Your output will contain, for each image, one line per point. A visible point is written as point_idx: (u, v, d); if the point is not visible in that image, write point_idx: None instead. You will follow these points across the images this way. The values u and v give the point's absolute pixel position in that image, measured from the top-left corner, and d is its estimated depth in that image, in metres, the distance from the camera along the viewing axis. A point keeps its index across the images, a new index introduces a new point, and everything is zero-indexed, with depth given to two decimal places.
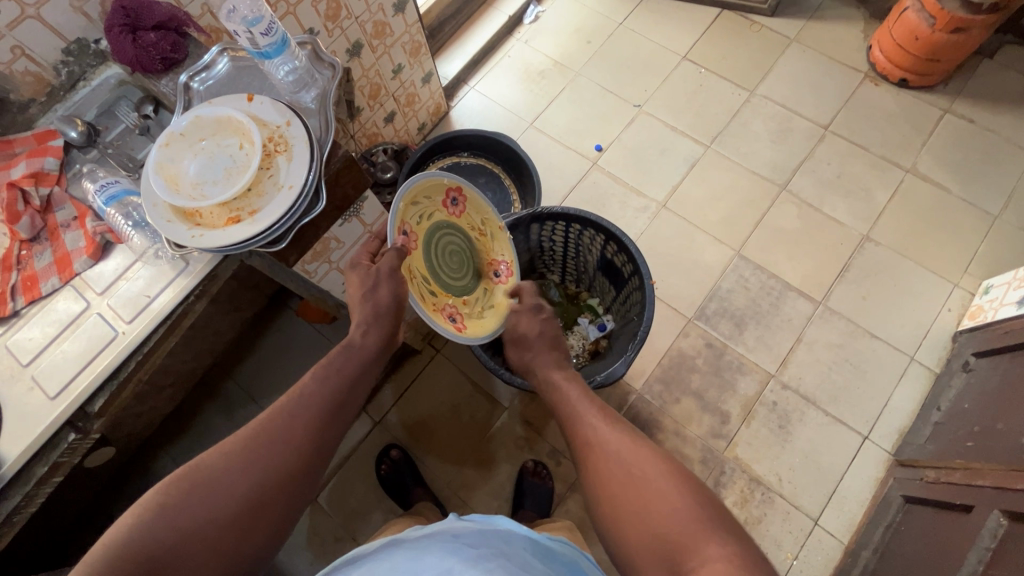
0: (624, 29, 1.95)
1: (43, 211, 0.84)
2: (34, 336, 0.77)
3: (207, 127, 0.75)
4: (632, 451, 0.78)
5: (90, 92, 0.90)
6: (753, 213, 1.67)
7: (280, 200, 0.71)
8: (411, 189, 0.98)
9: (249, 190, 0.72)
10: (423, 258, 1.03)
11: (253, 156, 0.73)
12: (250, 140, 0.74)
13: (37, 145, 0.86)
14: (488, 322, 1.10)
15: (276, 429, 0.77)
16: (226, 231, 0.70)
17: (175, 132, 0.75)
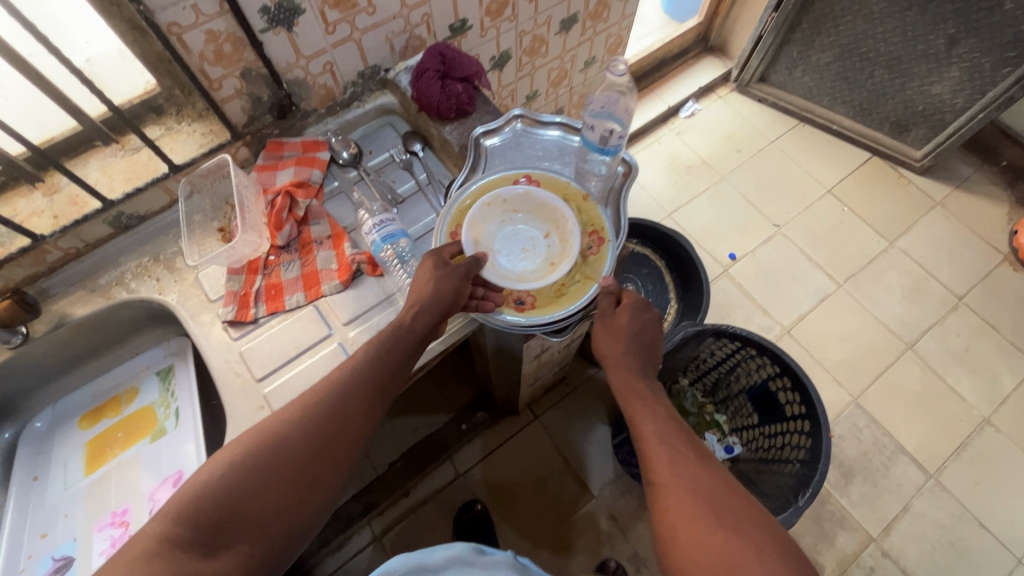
0: (774, 148, 1.99)
1: (299, 221, 0.82)
2: (272, 349, 0.74)
3: (531, 203, 0.75)
4: (700, 478, 0.58)
5: (361, 114, 0.91)
6: (876, 363, 1.65)
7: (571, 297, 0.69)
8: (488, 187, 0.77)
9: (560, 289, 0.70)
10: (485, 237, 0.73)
11: (560, 253, 0.72)
12: (563, 233, 0.73)
13: (303, 153, 0.85)
14: (564, 301, 0.69)
15: (305, 430, 0.59)
16: (504, 310, 0.68)
17: (500, 196, 0.75)
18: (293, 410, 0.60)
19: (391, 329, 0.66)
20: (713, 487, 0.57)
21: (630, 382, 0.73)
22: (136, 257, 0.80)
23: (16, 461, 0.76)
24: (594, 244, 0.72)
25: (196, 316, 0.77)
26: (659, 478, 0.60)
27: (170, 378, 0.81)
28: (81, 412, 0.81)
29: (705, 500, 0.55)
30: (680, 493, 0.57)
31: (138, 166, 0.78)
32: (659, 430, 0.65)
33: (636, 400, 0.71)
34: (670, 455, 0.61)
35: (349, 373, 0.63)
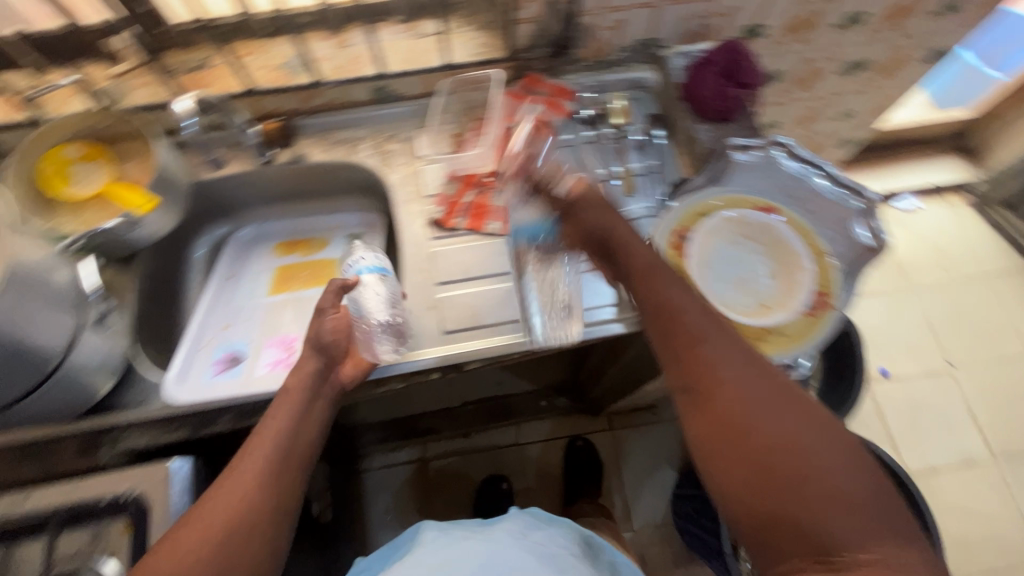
0: (987, 283, 1.73)
1: (526, 157, 0.84)
2: (460, 260, 0.78)
3: (762, 237, 0.68)
4: (801, 437, 0.45)
5: (619, 79, 0.90)
6: (999, 561, 1.41)
7: (763, 348, 0.63)
8: (723, 201, 0.70)
9: (758, 337, 0.63)
10: (705, 248, 0.67)
11: (778, 299, 0.65)
12: (783, 282, 0.66)
13: (553, 96, 0.86)
14: (761, 348, 0.63)
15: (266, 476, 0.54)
16: None
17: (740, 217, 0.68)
18: (237, 477, 0.53)
19: (299, 388, 0.61)
20: (843, 467, 0.44)
21: (689, 308, 0.54)
22: (376, 129, 0.87)
23: (222, 255, 0.87)
24: (818, 305, 0.64)
25: (404, 204, 0.82)
26: (729, 451, 0.46)
27: (357, 245, 0.89)
28: (279, 239, 0.91)
29: (835, 506, 0.42)
30: (778, 483, 0.43)
31: (416, 52, 0.83)
32: (700, 328, 0.52)
33: (689, 332, 0.52)
34: (763, 402, 0.47)
35: (276, 426, 0.58)
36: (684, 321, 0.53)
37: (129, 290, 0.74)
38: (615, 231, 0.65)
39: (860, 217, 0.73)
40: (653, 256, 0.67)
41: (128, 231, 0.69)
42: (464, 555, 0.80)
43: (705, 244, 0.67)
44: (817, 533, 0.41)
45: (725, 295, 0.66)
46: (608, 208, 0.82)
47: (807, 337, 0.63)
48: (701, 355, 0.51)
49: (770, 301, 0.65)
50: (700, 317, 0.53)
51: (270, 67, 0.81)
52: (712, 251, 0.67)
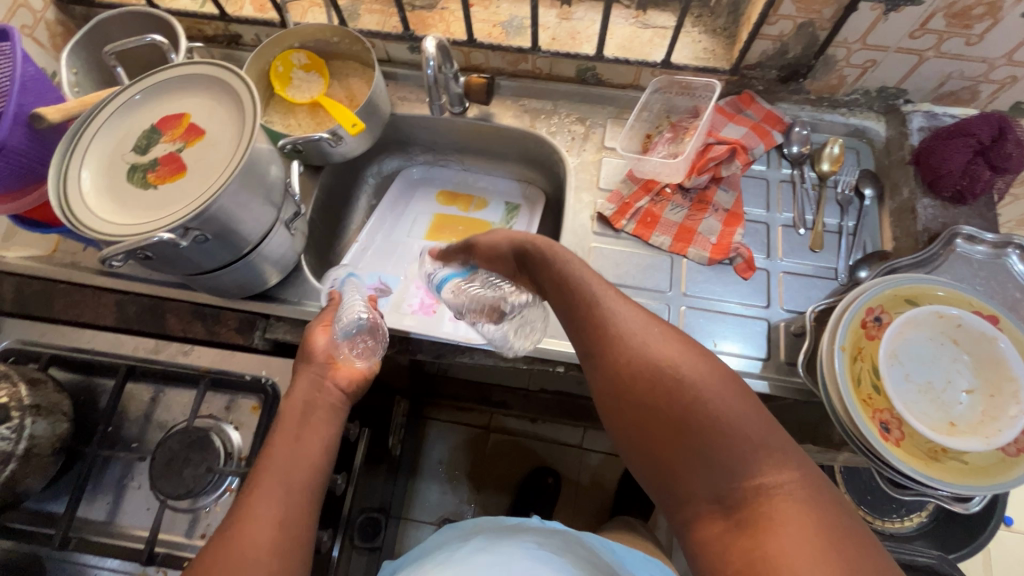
0: None
1: (714, 178, 0.79)
2: (615, 262, 0.76)
3: (973, 348, 0.59)
4: (677, 362, 0.47)
5: (840, 123, 0.81)
6: None
7: (939, 470, 0.55)
8: (936, 294, 0.62)
9: (935, 456, 0.56)
10: (899, 339, 0.60)
11: (972, 422, 0.57)
12: (985, 407, 0.57)
13: (762, 123, 0.80)
14: (937, 470, 0.55)
15: (281, 489, 0.52)
16: (868, 423, 0.57)
17: (952, 316, 0.60)
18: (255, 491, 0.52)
19: (293, 409, 0.61)
20: (744, 409, 0.43)
21: (593, 280, 0.55)
22: (569, 108, 0.85)
23: (390, 186, 0.92)
24: (1019, 447, 0.55)
25: (573, 190, 0.80)
26: (624, 398, 0.48)
27: (513, 216, 0.89)
28: (444, 187, 0.93)
29: (721, 436, 0.42)
30: (662, 421, 0.45)
31: (635, 41, 0.80)
32: (600, 300, 0.53)
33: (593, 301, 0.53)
34: (661, 358, 0.47)
35: (272, 469, 0.54)
36: (588, 291, 0.54)
37: (312, 197, 0.80)
38: (528, 240, 0.62)
39: None
40: (838, 326, 0.61)
41: (333, 145, 0.74)
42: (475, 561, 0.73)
43: (900, 334, 0.60)
44: (739, 483, 0.41)
45: (906, 398, 0.58)
46: (786, 256, 0.75)
47: (998, 477, 0.54)
48: (586, 311, 0.53)
49: (960, 421, 0.57)
50: (604, 289, 0.54)
51: (491, 23, 0.82)
52: (905, 345, 0.60)
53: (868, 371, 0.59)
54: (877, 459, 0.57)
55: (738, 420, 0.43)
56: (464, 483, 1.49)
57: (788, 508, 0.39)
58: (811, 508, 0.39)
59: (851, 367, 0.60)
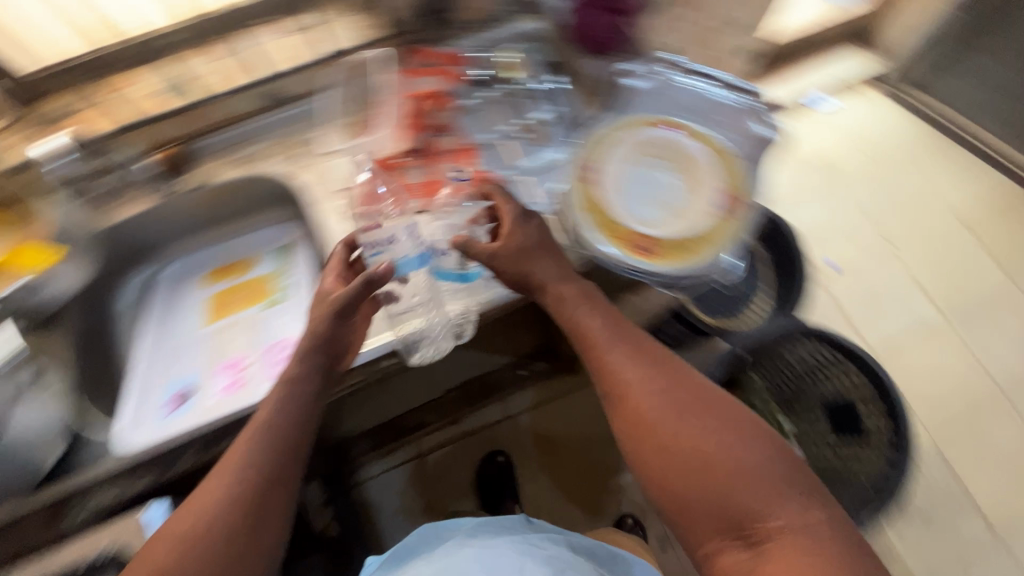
0: (907, 161, 1.81)
1: (432, 130, 0.83)
2: None
3: (667, 153, 0.71)
4: (702, 424, 0.56)
5: (507, 33, 0.89)
6: (965, 408, 1.52)
7: (691, 255, 0.66)
8: (621, 129, 0.73)
9: (686, 246, 0.67)
10: (618, 175, 0.70)
11: (693, 205, 0.68)
12: (696, 189, 0.69)
13: (446, 65, 0.86)
14: (689, 255, 0.66)
15: (221, 501, 0.53)
16: (627, 253, 0.66)
17: (639, 138, 0.71)
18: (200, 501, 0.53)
19: (300, 381, 0.60)
20: (758, 457, 0.54)
21: (608, 337, 0.64)
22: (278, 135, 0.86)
23: (152, 298, 0.85)
24: (732, 204, 0.67)
25: (319, 203, 0.82)
26: (644, 447, 0.57)
27: (289, 257, 0.87)
28: (207, 269, 0.88)
29: (739, 480, 0.53)
30: (683, 466, 0.54)
31: (295, 51, 0.83)
32: (614, 357, 0.62)
33: (604, 354, 0.63)
34: (668, 414, 0.57)
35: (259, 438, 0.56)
36: (600, 340, 0.63)
37: (60, 349, 0.74)
38: (531, 277, 0.66)
39: (743, 113, 0.82)
40: (571, 195, 0.69)
41: (31, 294, 0.70)
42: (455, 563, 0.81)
43: (617, 172, 0.70)
44: (754, 519, 0.51)
45: (646, 216, 0.68)
46: (520, 160, 0.83)
47: (728, 234, 0.67)
48: (603, 368, 0.63)
49: (689, 209, 0.68)
50: (607, 322, 0.65)
51: (149, 96, 0.79)
52: (626, 176, 0.70)
53: (612, 212, 0.68)
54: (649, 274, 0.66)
55: (747, 464, 0.54)
56: (429, 515, 1.46)
57: (795, 546, 0.49)
58: (814, 535, 0.50)
59: (598, 220, 0.68)
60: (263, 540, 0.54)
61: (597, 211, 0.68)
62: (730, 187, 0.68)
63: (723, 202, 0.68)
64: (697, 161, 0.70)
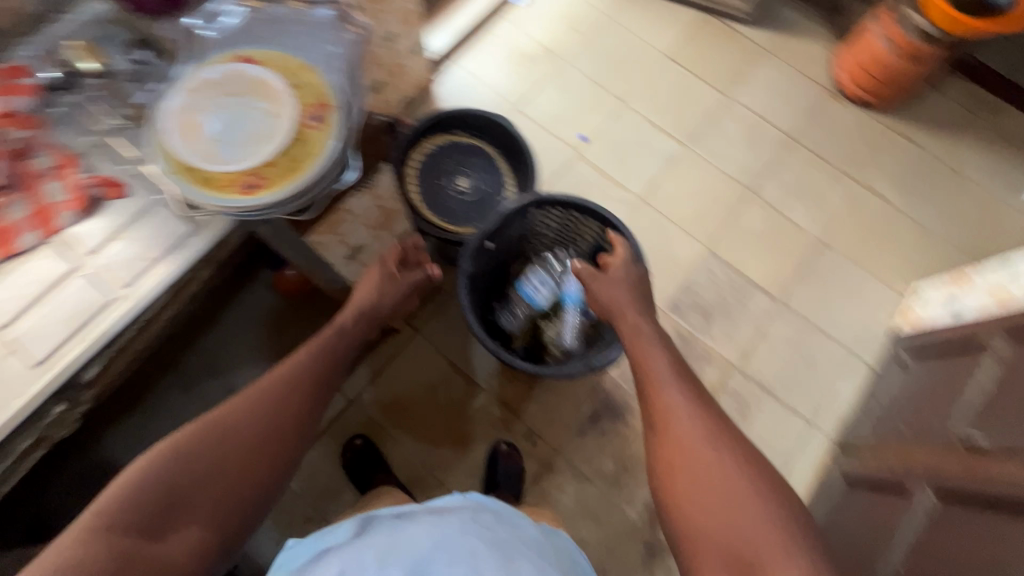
0: (612, 22, 1.96)
1: (17, 156, 0.74)
2: (11, 294, 0.69)
3: (242, 84, 0.68)
4: (741, 485, 0.79)
5: (72, 27, 0.81)
6: (724, 212, 1.75)
7: (300, 174, 0.66)
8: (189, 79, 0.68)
9: (292, 168, 0.66)
10: (199, 124, 0.66)
11: (285, 126, 0.67)
12: (283, 110, 0.67)
13: (6, 82, 0.76)
14: (297, 174, 0.66)
15: (246, 430, 0.83)
16: (237, 196, 0.65)
17: (207, 80, 0.68)
18: (233, 429, 0.82)
19: (306, 380, 0.93)
20: (767, 511, 0.76)
21: (671, 408, 0.89)
22: None
23: None
24: (322, 115, 0.68)
25: None
26: (683, 495, 0.81)
27: None
28: None
29: (752, 536, 0.74)
30: (699, 505, 0.79)
31: None
32: (688, 431, 0.85)
33: (673, 423, 0.87)
34: (757, 494, 0.78)
35: (276, 385, 0.90)
36: (676, 437, 0.85)
37: None
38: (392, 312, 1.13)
39: (340, 23, 0.78)
40: (157, 165, 0.65)
41: None
42: (410, 541, 0.80)
43: (197, 122, 0.66)
44: (751, 554, 0.73)
45: (243, 153, 0.66)
46: (136, 150, 0.76)
47: (329, 141, 0.67)
48: (665, 434, 0.87)
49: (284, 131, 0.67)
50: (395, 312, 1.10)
51: None
52: (207, 122, 0.66)
53: (204, 162, 0.65)
54: (270, 208, 0.66)
55: (771, 518, 0.75)
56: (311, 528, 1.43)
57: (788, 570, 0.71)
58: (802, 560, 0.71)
59: (193, 178, 0.65)
60: (263, 474, 0.83)
61: (189, 167, 0.65)
62: (316, 98, 0.69)
63: (313, 114, 0.68)
64: (275, 84, 0.68)
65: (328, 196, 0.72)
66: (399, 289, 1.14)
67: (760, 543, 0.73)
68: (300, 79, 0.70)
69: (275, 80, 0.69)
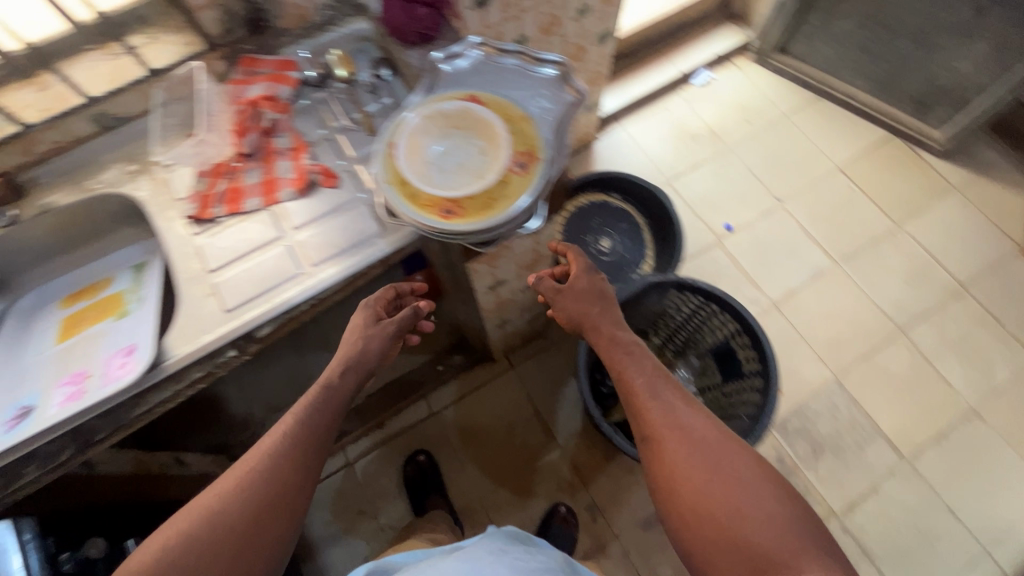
0: (788, 122, 1.92)
1: (266, 133, 0.87)
2: (227, 246, 0.80)
3: (469, 120, 0.75)
4: (745, 498, 0.67)
5: (337, 37, 0.95)
6: (864, 345, 1.60)
7: (494, 212, 0.70)
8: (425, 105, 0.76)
9: (488, 206, 0.71)
10: (422, 146, 0.74)
11: (494, 167, 0.73)
12: (496, 153, 0.73)
13: (277, 71, 0.90)
14: (491, 212, 0.70)
15: (234, 499, 0.71)
16: (434, 217, 0.70)
17: (442, 110, 0.75)
18: (215, 502, 0.71)
19: (304, 428, 0.79)
20: (779, 523, 0.65)
21: (666, 415, 0.76)
22: (116, 156, 0.87)
23: (3, 330, 0.85)
24: (526, 163, 0.72)
25: (160, 212, 0.83)
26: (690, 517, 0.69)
27: (142, 272, 0.88)
28: (63, 294, 0.89)
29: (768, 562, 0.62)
30: (711, 530, 0.66)
31: (121, 72, 0.85)
32: (681, 437, 0.73)
33: (665, 430, 0.75)
34: (769, 508, 0.66)
35: (262, 461, 0.74)
36: (666, 436, 0.74)
37: None
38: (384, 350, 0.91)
39: (560, 82, 0.84)
40: (377, 172, 0.72)
41: None
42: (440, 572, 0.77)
43: (421, 144, 0.74)
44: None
45: (450, 181, 0.72)
46: (356, 151, 0.87)
47: (527, 188, 0.71)
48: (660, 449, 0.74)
49: (491, 171, 0.72)
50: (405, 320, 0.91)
51: None
52: (429, 146, 0.74)
53: (416, 180, 0.72)
54: (458, 235, 0.70)
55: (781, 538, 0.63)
56: (361, 521, 1.47)
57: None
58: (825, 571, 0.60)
59: (403, 192, 0.71)
60: (270, 530, 0.71)
61: (403, 181, 0.72)
62: (526, 148, 0.74)
63: (520, 161, 0.73)
64: (496, 127, 0.74)
65: (508, 237, 0.75)
66: (394, 327, 0.91)
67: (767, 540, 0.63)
68: (517, 127, 0.75)
69: (497, 123, 0.75)
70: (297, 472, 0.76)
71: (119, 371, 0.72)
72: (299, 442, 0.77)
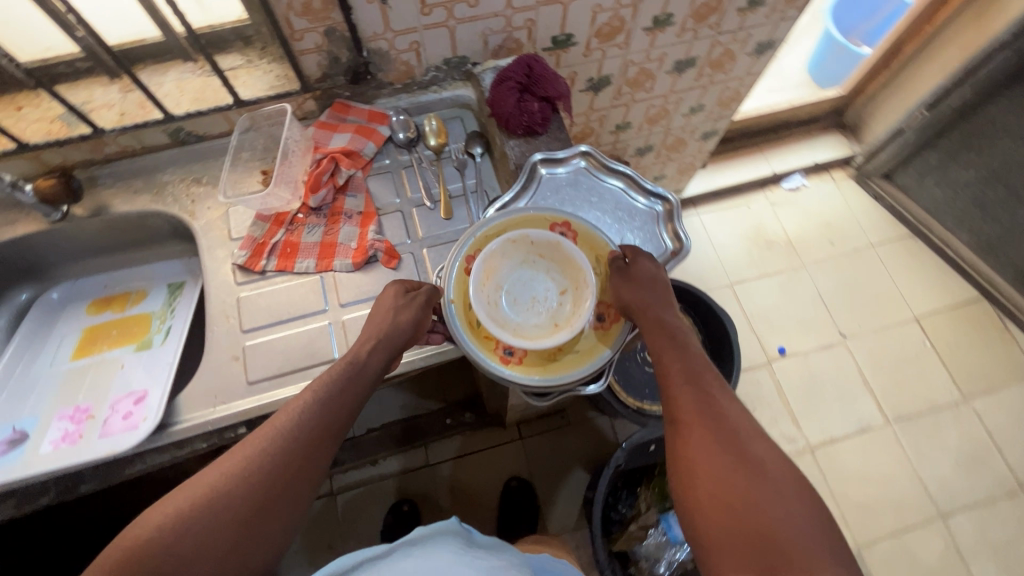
0: (873, 253, 1.79)
1: (338, 189, 0.81)
2: (268, 306, 0.75)
3: (556, 256, 0.68)
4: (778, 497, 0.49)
5: (436, 100, 0.88)
6: (896, 520, 1.47)
7: (557, 370, 0.64)
8: (512, 220, 0.69)
9: (551, 359, 0.64)
10: (499, 271, 0.68)
11: (568, 317, 0.66)
12: (576, 301, 0.67)
13: (365, 122, 0.85)
14: (553, 368, 0.64)
15: (239, 489, 0.53)
16: (493, 357, 0.63)
17: (529, 237, 0.68)
18: (203, 487, 0.52)
19: (330, 409, 0.60)
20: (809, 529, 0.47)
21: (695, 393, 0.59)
22: (182, 173, 0.82)
23: (25, 320, 0.81)
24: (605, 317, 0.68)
25: (210, 247, 0.78)
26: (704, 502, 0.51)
27: (177, 295, 0.84)
28: (94, 296, 0.85)
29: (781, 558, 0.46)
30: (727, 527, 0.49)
31: (208, 90, 0.79)
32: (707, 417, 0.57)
33: (697, 406, 0.58)
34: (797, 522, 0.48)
35: (273, 441, 0.56)
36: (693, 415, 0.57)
37: None
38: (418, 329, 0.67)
39: (662, 221, 0.77)
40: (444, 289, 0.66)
41: None
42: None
43: (499, 268, 0.68)
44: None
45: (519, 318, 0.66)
46: (426, 233, 0.80)
47: (599, 350, 0.65)
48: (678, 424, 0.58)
49: (567, 319, 0.66)
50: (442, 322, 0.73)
51: (46, 119, 0.76)
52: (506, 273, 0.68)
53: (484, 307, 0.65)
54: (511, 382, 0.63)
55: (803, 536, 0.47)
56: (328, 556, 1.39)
57: None
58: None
59: (465, 319, 0.65)
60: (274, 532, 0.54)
61: (467, 309, 0.65)
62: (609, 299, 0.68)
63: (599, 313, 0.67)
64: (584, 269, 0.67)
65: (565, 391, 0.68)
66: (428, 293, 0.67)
67: (792, 542, 0.46)
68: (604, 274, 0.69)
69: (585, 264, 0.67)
70: (312, 469, 0.58)
71: (125, 422, 0.67)
72: (327, 421, 0.59)
